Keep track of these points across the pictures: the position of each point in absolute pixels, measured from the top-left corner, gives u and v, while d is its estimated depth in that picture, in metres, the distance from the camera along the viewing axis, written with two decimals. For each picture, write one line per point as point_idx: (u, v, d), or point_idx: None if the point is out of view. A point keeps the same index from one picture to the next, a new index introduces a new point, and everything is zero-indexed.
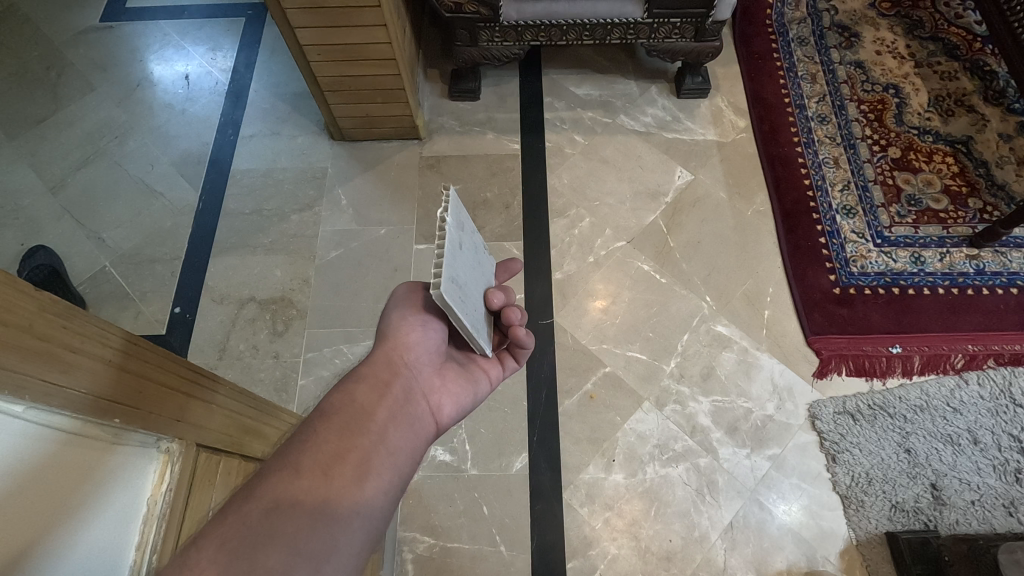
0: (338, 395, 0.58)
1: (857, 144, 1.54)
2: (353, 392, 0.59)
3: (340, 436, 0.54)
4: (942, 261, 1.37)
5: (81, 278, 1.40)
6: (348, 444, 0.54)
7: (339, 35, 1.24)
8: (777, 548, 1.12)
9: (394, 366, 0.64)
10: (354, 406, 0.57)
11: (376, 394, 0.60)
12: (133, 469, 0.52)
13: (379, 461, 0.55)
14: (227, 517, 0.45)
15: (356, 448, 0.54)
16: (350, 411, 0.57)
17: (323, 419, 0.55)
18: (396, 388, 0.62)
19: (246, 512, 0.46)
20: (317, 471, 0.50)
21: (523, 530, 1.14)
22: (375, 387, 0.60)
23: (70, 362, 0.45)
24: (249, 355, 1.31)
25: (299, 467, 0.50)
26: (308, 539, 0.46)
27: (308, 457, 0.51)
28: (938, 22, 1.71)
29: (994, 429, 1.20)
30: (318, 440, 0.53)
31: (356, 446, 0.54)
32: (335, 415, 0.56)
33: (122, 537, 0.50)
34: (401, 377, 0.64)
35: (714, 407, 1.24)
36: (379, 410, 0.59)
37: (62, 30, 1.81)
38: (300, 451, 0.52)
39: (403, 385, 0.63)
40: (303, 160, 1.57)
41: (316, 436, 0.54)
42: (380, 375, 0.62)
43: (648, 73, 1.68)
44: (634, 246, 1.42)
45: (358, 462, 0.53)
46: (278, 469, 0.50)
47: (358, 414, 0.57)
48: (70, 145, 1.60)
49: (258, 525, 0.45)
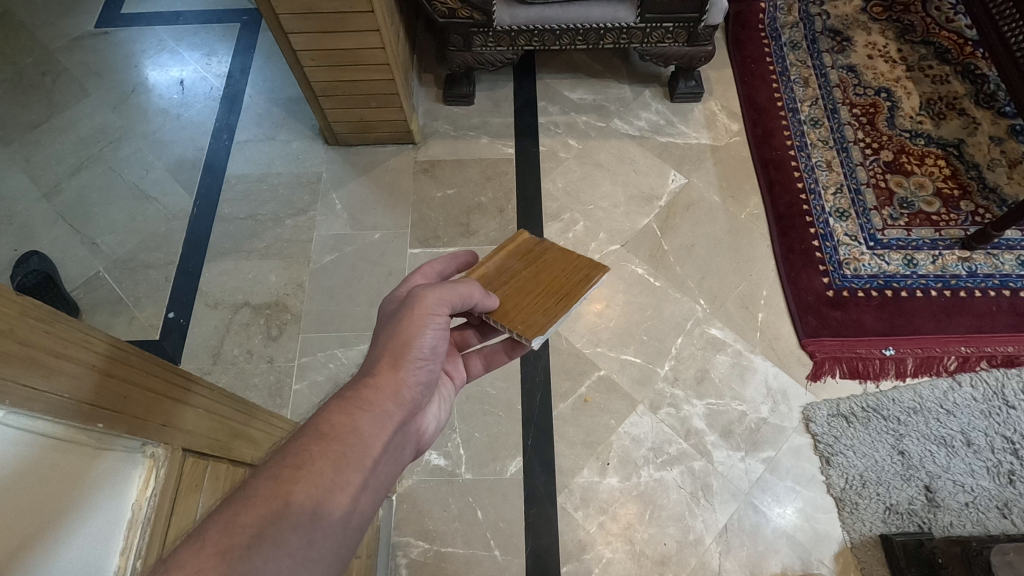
0: (340, 420, 0.56)
1: (849, 147, 1.55)
2: (352, 415, 0.57)
3: (335, 469, 0.52)
4: (935, 263, 1.38)
5: (75, 283, 1.40)
6: (341, 478, 0.52)
7: (333, 40, 1.24)
8: (772, 550, 1.12)
9: (399, 394, 0.62)
10: (353, 436, 0.55)
11: (379, 424, 0.58)
12: (114, 477, 0.52)
13: (365, 499, 0.54)
14: (207, 546, 0.43)
15: (349, 483, 0.53)
16: (350, 441, 0.55)
17: (320, 445, 0.53)
18: (397, 414, 0.60)
19: (228, 544, 0.43)
20: (307, 506, 0.49)
21: (518, 535, 1.13)
22: (377, 416, 0.59)
23: (53, 367, 0.45)
24: (242, 360, 1.30)
25: (290, 502, 0.48)
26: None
27: (300, 491, 0.49)
28: (929, 26, 1.72)
29: (987, 430, 1.20)
30: (314, 470, 0.51)
31: (348, 481, 0.53)
32: (333, 445, 0.54)
33: (106, 543, 0.50)
34: (403, 406, 0.62)
35: (709, 410, 1.24)
36: (379, 442, 0.57)
37: (58, 36, 1.81)
38: (295, 482, 0.49)
39: (403, 411, 0.62)
40: (297, 166, 1.57)
41: (313, 465, 0.51)
42: (385, 403, 0.60)
43: (642, 77, 1.69)
44: (627, 250, 1.43)
45: (346, 498, 0.52)
46: (270, 498, 0.48)
47: (358, 445, 0.55)
48: (65, 150, 1.60)
49: (242, 562, 0.43)
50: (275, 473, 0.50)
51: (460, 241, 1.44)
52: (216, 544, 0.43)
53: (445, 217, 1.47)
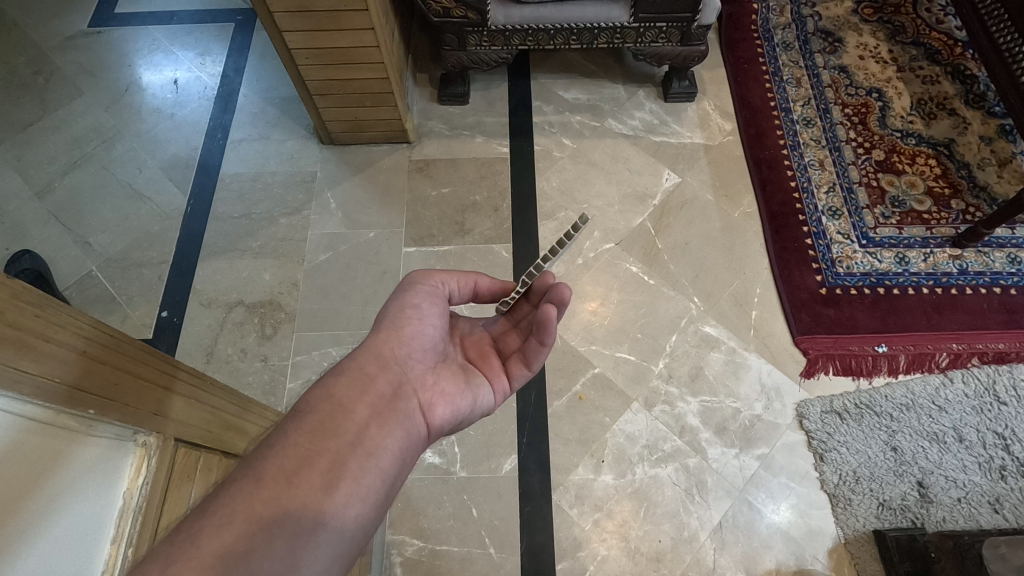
0: (316, 393, 0.58)
1: (841, 147, 1.56)
2: (332, 391, 0.59)
3: (310, 441, 0.54)
4: (927, 261, 1.39)
5: (67, 282, 1.39)
6: (317, 446, 0.54)
7: (327, 38, 1.24)
8: (767, 547, 1.12)
9: (382, 367, 0.63)
10: (330, 405, 0.57)
11: (357, 391, 0.60)
12: (104, 464, 0.51)
13: (355, 463, 0.54)
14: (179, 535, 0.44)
15: (327, 450, 0.54)
16: (327, 414, 0.56)
17: (296, 422, 0.55)
18: (379, 386, 0.61)
19: (200, 527, 0.45)
20: (281, 479, 0.50)
21: (512, 532, 1.13)
22: (357, 383, 0.60)
23: (43, 351, 0.44)
24: (236, 359, 1.30)
25: (261, 477, 0.50)
26: (263, 553, 0.45)
27: (271, 466, 0.51)
28: (920, 27, 1.74)
29: (979, 426, 1.21)
30: (288, 445, 0.53)
31: (326, 448, 0.54)
32: (311, 420, 0.56)
33: (96, 529, 0.50)
34: (387, 372, 0.63)
35: (703, 407, 1.24)
36: (358, 409, 0.58)
37: (50, 35, 1.80)
38: (267, 459, 0.51)
39: (388, 382, 0.62)
40: (291, 165, 1.57)
41: (288, 438, 0.53)
42: (365, 370, 0.62)
43: (636, 77, 1.70)
44: (622, 248, 1.43)
45: (325, 468, 0.52)
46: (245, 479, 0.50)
47: (335, 414, 0.57)
48: (58, 149, 1.59)
49: (204, 541, 0.44)
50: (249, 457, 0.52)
51: (455, 239, 1.44)
52: (182, 526, 0.45)
53: (439, 216, 1.48)
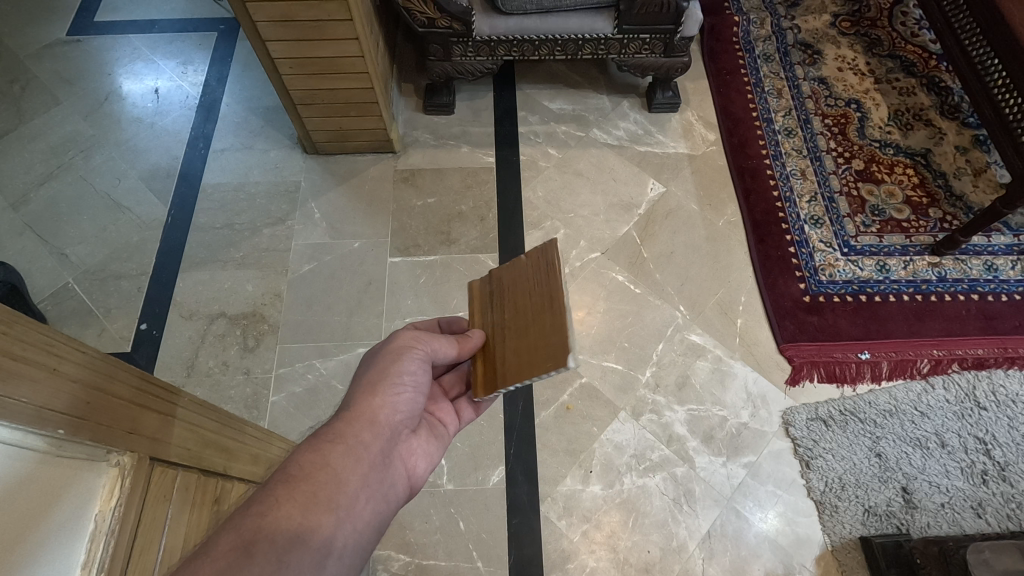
0: (311, 458, 0.55)
1: (822, 157, 1.59)
2: (323, 457, 0.56)
3: (304, 511, 0.51)
4: (907, 269, 1.41)
5: (42, 294, 1.35)
6: (311, 519, 0.51)
7: (311, 48, 1.24)
8: (755, 556, 1.12)
9: (375, 425, 0.61)
10: (325, 473, 0.54)
11: (351, 459, 0.57)
12: (76, 486, 0.50)
13: (342, 539, 0.52)
14: None
15: (320, 527, 0.51)
16: (321, 481, 0.54)
17: (287, 487, 0.52)
18: (373, 450, 0.59)
19: None
20: (270, 559, 0.46)
21: (500, 545, 1.12)
22: (351, 449, 0.58)
23: (12, 370, 0.43)
24: (217, 372, 1.27)
25: (254, 551, 0.46)
26: None
27: (265, 543, 0.47)
28: (896, 40, 1.78)
29: (961, 431, 1.22)
30: (280, 516, 0.49)
31: (319, 524, 0.51)
32: (303, 486, 0.52)
33: (64, 556, 0.48)
34: (379, 439, 0.61)
35: (690, 415, 1.25)
36: (352, 478, 0.56)
37: (28, 43, 1.78)
38: (260, 532, 0.47)
39: (382, 444, 0.61)
40: (275, 174, 1.55)
41: (279, 509, 0.50)
42: (359, 436, 0.59)
43: (620, 87, 1.72)
44: (608, 257, 1.43)
45: (318, 543, 0.50)
46: (228, 551, 0.45)
47: (329, 484, 0.54)
48: (34, 159, 1.56)
49: None
50: (237, 525, 0.47)
51: (441, 249, 1.44)
52: None
53: (425, 225, 1.47)
